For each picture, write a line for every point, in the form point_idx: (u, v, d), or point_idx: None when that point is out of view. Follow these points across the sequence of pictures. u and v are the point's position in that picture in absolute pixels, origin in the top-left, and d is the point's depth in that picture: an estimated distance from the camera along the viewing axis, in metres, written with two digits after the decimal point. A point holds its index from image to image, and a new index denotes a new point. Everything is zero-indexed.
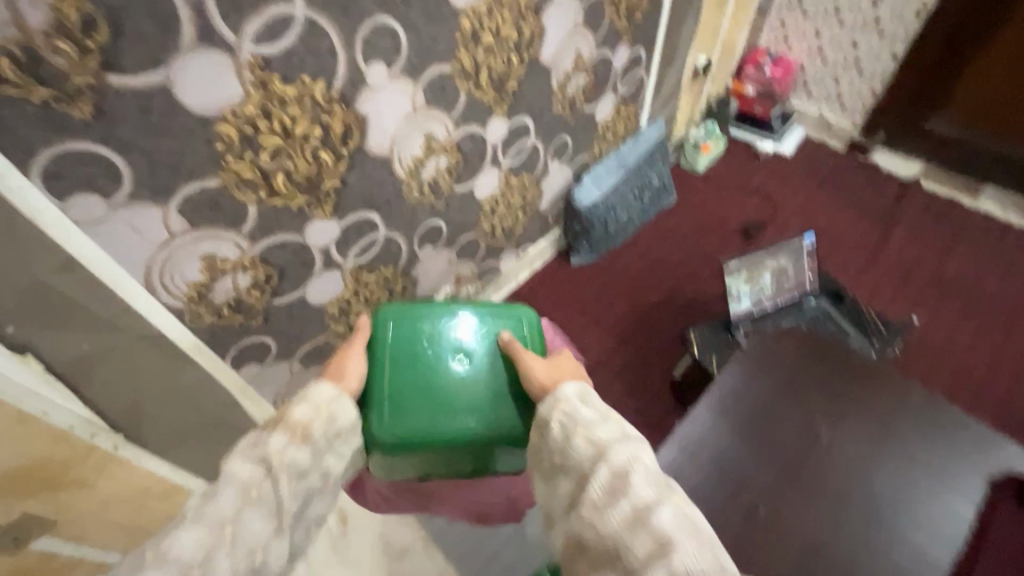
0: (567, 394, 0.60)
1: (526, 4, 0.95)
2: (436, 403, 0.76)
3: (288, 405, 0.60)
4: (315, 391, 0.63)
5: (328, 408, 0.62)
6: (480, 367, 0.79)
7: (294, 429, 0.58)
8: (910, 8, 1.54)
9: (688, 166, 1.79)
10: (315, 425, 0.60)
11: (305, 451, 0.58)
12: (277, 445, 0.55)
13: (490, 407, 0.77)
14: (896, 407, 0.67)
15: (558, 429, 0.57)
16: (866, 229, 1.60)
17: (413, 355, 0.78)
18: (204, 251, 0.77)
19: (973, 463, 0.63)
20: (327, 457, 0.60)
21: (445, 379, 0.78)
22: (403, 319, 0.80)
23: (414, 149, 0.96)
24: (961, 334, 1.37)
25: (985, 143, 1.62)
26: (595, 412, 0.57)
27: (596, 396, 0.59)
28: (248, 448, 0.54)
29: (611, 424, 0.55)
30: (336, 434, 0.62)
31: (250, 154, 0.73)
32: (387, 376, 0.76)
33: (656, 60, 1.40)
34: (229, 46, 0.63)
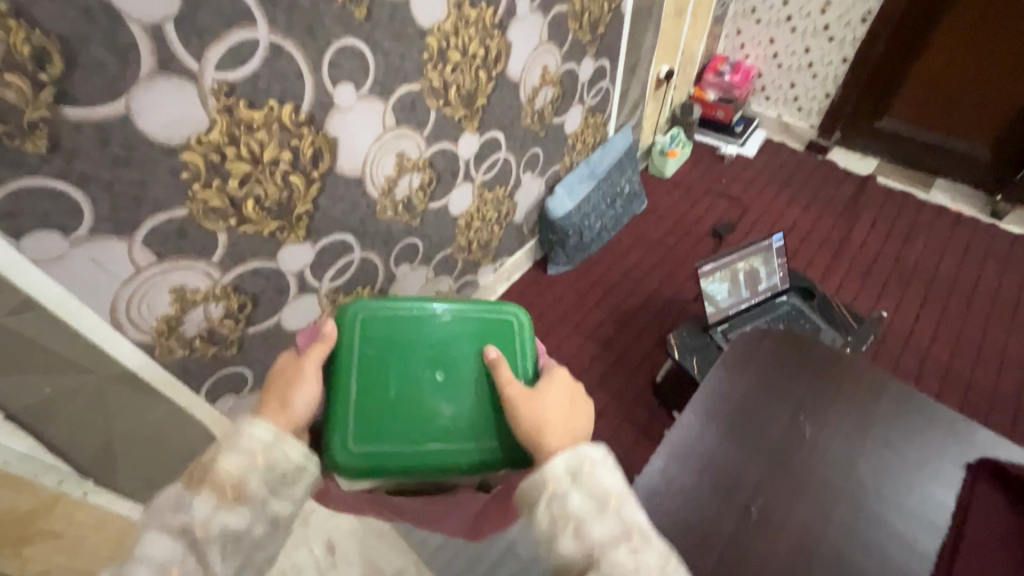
0: (557, 473, 0.50)
1: (491, 21, 0.96)
2: (408, 428, 0.61)
3: (215, 454, 0.49)
4: (247, 432, 0.51)
5: (265, 457, 0.50)
6: (466, 386, 0.64)
7: (222, 487, 0.48)
8: (855, 14, 1.62)
9: (657, 172, 1.83)
10: (249, 479, 0.49)
11: (239, 511, 0.48)
12: (201, 511, 0.47)
13: (475, 436, 0.62)
14: (871, 398, 0.69)
15: (546, 520, 0.49)
16: (828, 226, 1.66)
17: (384, 364, 0.63)
18: (173, 283, 0.74)
19: (947, 447, 0.65)
20: (272, 509, 0.50)
21: (421, 399, 0.63)
22: (373, 324, 0.65)
23: (387, 168, 0.95)
24: (923, 322, 1.43)
25: (933, 138, 1.71)
26: (591, 504, 0.49)
27: (592, 476, 0.50)
28: (169, 513, 0.47)
29: (608, 519, 0.48)
30: (280, 483, 0.51)
31: (218, 181, 0.71)
32: (348, 395, 0.61)
33: (619, 70, 1.43)
34: (192, 73, 0.62)
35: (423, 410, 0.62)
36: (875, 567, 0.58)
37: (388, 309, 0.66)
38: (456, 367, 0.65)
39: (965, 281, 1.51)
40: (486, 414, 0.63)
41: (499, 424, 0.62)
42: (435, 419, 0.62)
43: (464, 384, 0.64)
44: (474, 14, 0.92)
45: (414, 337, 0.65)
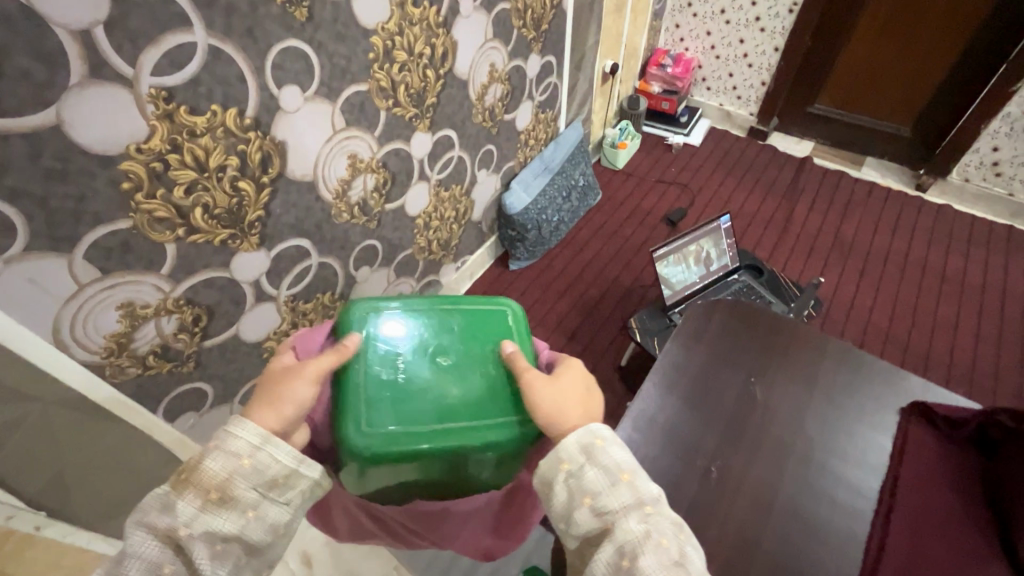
0: (570, 449, 0.53)
1: (435, 20, 0.96)
2: (420, 411, 0.59)
3: (199, 455, 0.49)
4: (232, 432, 0.50)
5: (251, 458, 0.49)
6: (473, 369, 0.62)
7: (207, 489, 0.48)
8: (782, 5, 1.71)
9: (609, 163, 1.89)
10: (236, 481, 0.49)
11: (227, 515, 0.48)
12: (186, 513, 0.47)
13: (488, 414, 0.59)
14: (815, 359, 0.73)
15: (564, 494, 0.52)
16: (772, 206, 1.75)
17: (391, 354, 0.62)
18: (121, 299, 0.71)
19: (883, 396, 0.70)
20: (264, 512, 0.50)
21: (430, 384, 0.61)
22: (378, 316, 0.64)
23: (340, 170, 0.94)
24: (863, 289, 1.52)
25: (860, 120, 1.82)
26: (603, 476, 0.52)
27: (604, 449, 0.53)
28: (156, 514, 0.47)
29: (622, 493, 0.51)
30: (269, 485, 0.50)
31: (162, 191, 0.69)
32: (354, 382, 0.59)
33: (566, 65, 1.46)
34: (127, 79, 0.60)
35: (433, 395, 0.60)
36: (824, 510, 0.61)
37: (391, 304, 0.66)
38: (461, 353, 0.64)
39: (895, 251, 1.62)
40: (495, 394, 0.61)
41: (511, 404, 0.60)
42: (445, 400, 0.60)
43: (472, 369, 0.62)
44: (417, 13, 0.92)
45: (417, 328, 0.64)
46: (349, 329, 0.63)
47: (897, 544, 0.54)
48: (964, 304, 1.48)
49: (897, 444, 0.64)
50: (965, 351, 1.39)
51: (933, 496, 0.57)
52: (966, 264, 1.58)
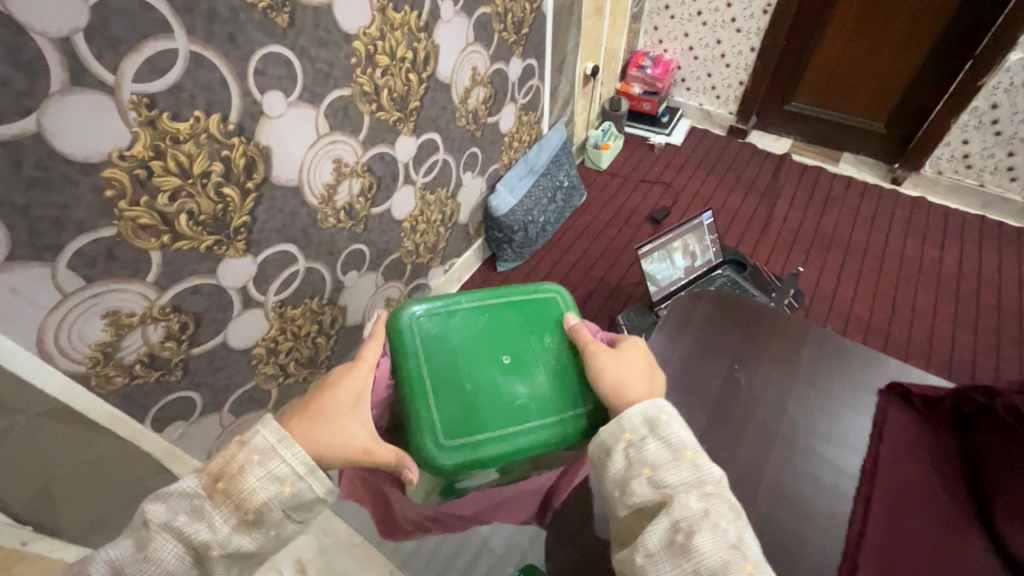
0: (635, 420, 0.55)
1: (417, 24, 0.97)
2: (494, 416, 0.60)
3: (242, 470, 0.49)
4: (281, 454, 0.50)
5: (292, 487, 0.50)
6: (536, 366, 0.63)
7: (245, 510, 0.49)
8: (756, 7, 1.74)
9: (593, 164, 1.91)
10: (272, 507, 0.49)
11: (253, 534, 0.50)
12: (219, 530, 0.48)
13: (558, 411, 0.61)
14: (795, 346, 0.75)
15: (622, 463, 0.54)
16: (753, 203, 1.78)
17: (453, 357, 0.61)
18: (106, 308, 0.71)
19: (863, 379, 0.71)
20: (286, 531, 0.52)
21: (497, 386, 0.61)
22: (432, 321, 0.63)
23: (325, 175, 0.94)
24: (843, 282, 1.55)
25: (836, 116, 1.86)
26: (666, 451, 0.53)
27: (670, 426, 0.55)
28: (186, 520, 0.48)
29: (683, 468, 0.52)
30: (295, 510, 0.51)
31: (146, 198, 0.69)
32: (425, 394, 0.59)
33: (547, 68, 1.48)
34: (108, 86, 0.60)
35: (502, 397, 0.61)
36: (810, 492, 0.62)
37: (442, 306, 0.64)
38: (522, 350, 0.64)
39: (874, 243, 1.65)
40: (561, 389, 0.63)
41: (577, 397, 0.63)
42: (517, 401, 0.61)
43: (535, 366, 0.63)
44: (398, 18, 0.93)
45: (474, 328, 0.64)
46: (404, 338, 0.61)
47: (875, 515, 0.56)
48: (940, 293, 1.52)
49: (875, 422, 0.66)
50: (943, 338, 1.43)
51: (905, 481, 0.57)
52: (941, 254, 1.62)
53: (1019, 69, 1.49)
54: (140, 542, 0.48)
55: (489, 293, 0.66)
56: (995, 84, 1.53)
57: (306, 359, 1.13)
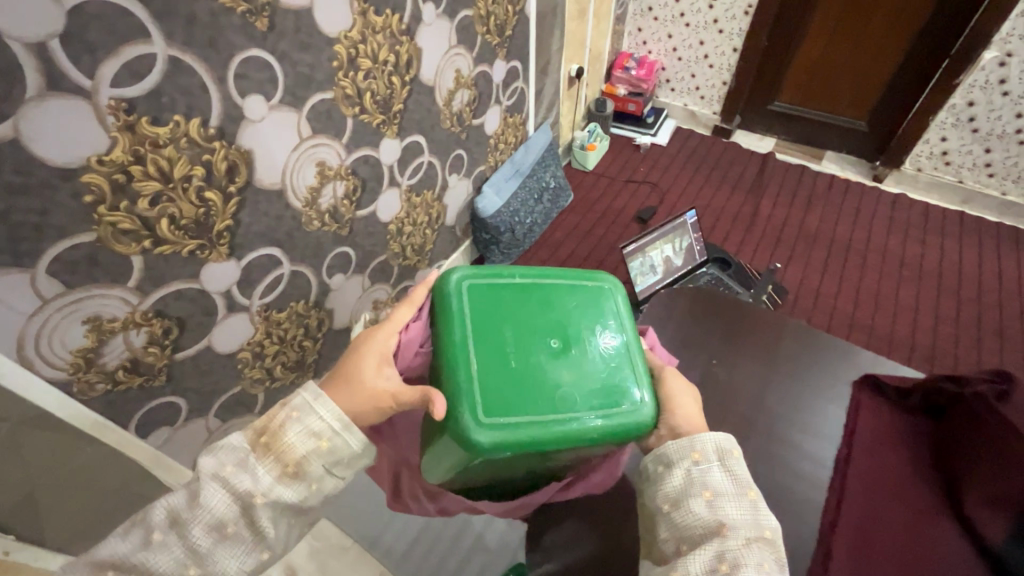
0: (707, 446, 0.57)
1: (398, 28, 0.98)
2: (535, 399, 0.54)
3: (283, 425, 0.54)
4: (316, 411, 0.55)
5: (329, 441, 0.55)
6: (585, 354, 0.58)
7: (285, 462, 0.53)
8: (738, 8, 1.76)
9: (580, 165, 1.92)
10: (311, 459, 0.54)
11: (294, 486, 0.54)
12: (262, 480, 0.53)
13: (604, 405, 0.56)
14: (774, 336, 0.77)
15: (682, 480, 0.56)
16: (738, 201, 1.80)
17: (499, 331, 0.57)
18: (88, 313, 0.71)
19: (838, 372, 0.73)
20: (325, 486, 0.56)
21: (541, 368, 0.56)
22: (481, 292, 0.59)
23: (309, 178, 0.94)
24: (827, 279, 1.57)
25: (819, 116, 1.89)
26: (731, 483, 0.56)
27: (739, 462, 0.57)
28: (232, 471, 0.53)
29: (744, 506, 0.54)
30: (335, 464, 0.56)
31: (126, 203, 0.69)
32: (465, 366, 0.54)
33: (531, 70, 1.49)
34: (86, 91, 0.60)
35: (545, 381, 0.55)
36: (786, 481, 0.63)
37: (494, 278, 0.60)
38: (573, 336, 0.59)
39: (858, 239, 1.67)
40: (608, 380, 0.57)
41: (626, 391, 0.57)
42: (560, 387, 0.55)
43: (583, 354, 0.58)
44: (380, 21, 0.93)
45: (524, 305, 0.59)
46: (452, 302, 0.57)
47: (852, 500, 0.57)
48: (923, 287, 1.54)
49: (850, 411, 0.67)
50: (925, 333, 1.44)
51: (878, 468, 0.59)
52: (923, 250, 1.64)
53: (993, 68, 1.52)
54: (192, 494, 0.52)
55: (543, 273, 0.62)
56: (971, 82, 1.57)
57: (293, 363, 1.13)
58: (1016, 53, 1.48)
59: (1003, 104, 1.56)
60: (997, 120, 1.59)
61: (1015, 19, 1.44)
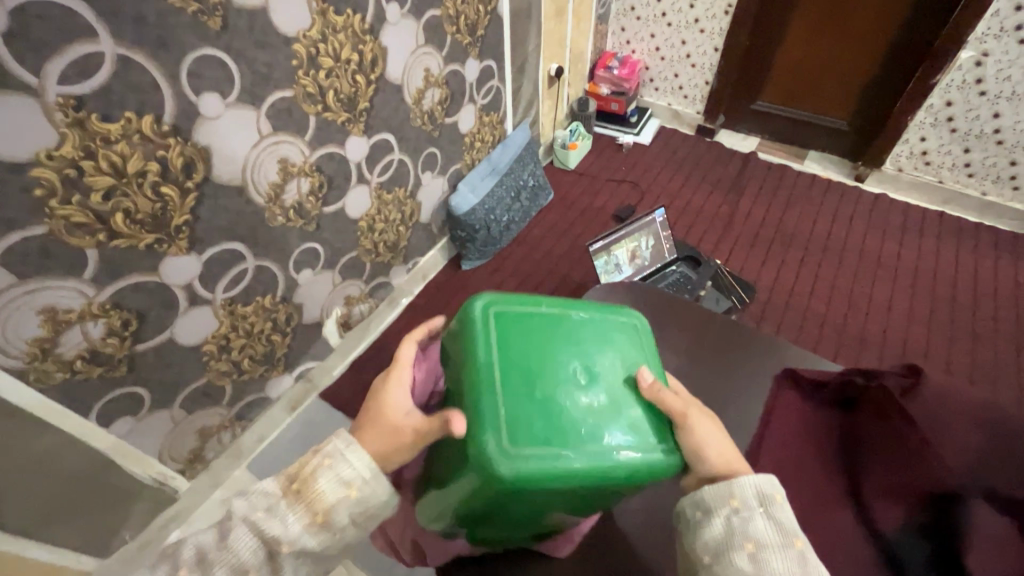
0: (746, 490, 0.52)
1: (361, 27, 0.99)
2: (564, 430, 0.49)
3: (314, 471, 0.51)
4: (347, 459, 0.52)
5: (357, 490, 0.51)
6: (614, 387, 0.53)
7: (313, 510, 0.50)
8: (718, 7, 1.76)
9: (562, 164, 1.94)
10: (338, 508, 0.51)
11: (321, 536, 0.51)
12: (290, 527, 0.50)
13: (635, 442, 0.51)
14: (700, 332, 0.82)
15: (722, 529, 0.52)
16: (717, 201, 1.80)
17: (527, 356, 0.52)
18: (42, 305, 0.73)
19: (754, 364, 0.77)
20: (349, 537, 0.52)
21: (571, 397, 0.51)
22: (509, 316, 0.54)
23: (270, 174, 0.96)
24: (800, 279, 1.57)
25: (800, 115, 1.88)
26: (776, 532, 0.51)
27: (784, 509, 0.51)
28: (263, 516, 0.51)
29: (792, 559, 0.49)
30: (361, 514, 0.52)
31: (78, 197, 0.71)
32: (491, 387, 0.49)
33: (507, 69, 1.51)
34: (32, 89, 0.62)
35: (576, 411, 0.50)
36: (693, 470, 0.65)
37: (521, 303, 0.56)
38: (605, 366, 0.55)
39: (834, 239, 1.67)
40: (640, 416, 0.53)
41: (655, 430, 0.53)
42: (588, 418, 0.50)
43: (613, 385, 0.54)
44: (341, 21, 0.95)
45: (555, 328, 0.55)
46: (479, 319, 0.53)
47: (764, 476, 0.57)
48: (897, 287, 1.54)
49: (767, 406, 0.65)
50: (896, 332, 1.45)
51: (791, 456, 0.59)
52: (900, 249, 1.64)
53: (970, 67, 1.51)
54: None
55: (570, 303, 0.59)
56: (948, 81, 1.56)
57: (261, 356, 1.15)
58: (992, 53, 1.47)
59: (981, 103, 1.55)
60: (976, 119, 1.58)
61: (990, 18, 1.43)
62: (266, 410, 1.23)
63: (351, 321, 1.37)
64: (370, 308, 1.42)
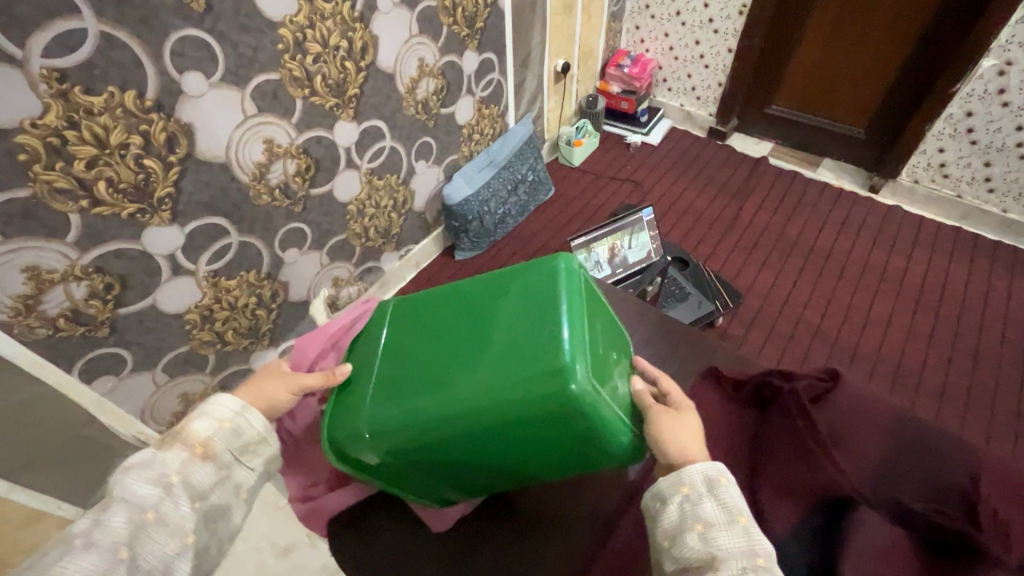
0: (694, 477, 0.53)
1: (350, 15, 1.02)
2: (609, 389, 0.58)
3: (187, 419, 0.58)
4: (214, 404, 0.60)
5: (231, 423, 0.59)
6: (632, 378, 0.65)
7: (192, 445, 0.56)
8: (732, 7, 1.72)
9: (566, 161, 1.94)
10: (216, 440, 0.58)
11: (206, 468, 0.56)
12: (174, 461, 0.55)
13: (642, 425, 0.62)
14: None
15: (675, 516, 0.52)
16: (720, 205, 1.77)
17: (595, 324, 0.63)
18: (25, 263, 0.78)
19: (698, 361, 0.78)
20: (234, 473, 0.58)
21: (614, 368, 0.62)
22: (586, 289, 0.66)
23: (255, 154, 1.00)
24: (799, 286, 1.53)
25: (815, 121, 1.83)
26: (723, 512, 0.51)
27: (730, 490, 0.52)
28: (142, 464, 0.54)
29: (738, 534, 0.49)
30: (241, 449, 0.59)
31: (61, 164, 0.76)
32: (578, 329, 0.59)
33: (509, 63, 1.52)
34: (16, 60, 0.67)
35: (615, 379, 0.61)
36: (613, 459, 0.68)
37: (591, 288, 0.69)
38: (628, 362, 0.67)
39: (838, 248, 1.63)
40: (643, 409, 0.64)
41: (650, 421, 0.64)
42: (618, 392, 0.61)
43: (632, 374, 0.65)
44: (329, 8, 0.97)
45: (607, 319, 0.68)
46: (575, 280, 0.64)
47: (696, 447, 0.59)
48: (899, 303, 1.49)
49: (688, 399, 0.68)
50: (893, 348, 1.40)
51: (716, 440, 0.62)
52: (907, 264, 1.57)
53: (993, 76, 1.44)
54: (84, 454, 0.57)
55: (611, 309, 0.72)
56: (969, 91, 1.49)
57: (245, 330, 1.19)
58: (1016, 61, 1.39)
59: (1003, 114, 1.47)
60: (997, 132, 1.50)
61: (1015, 24, 1.35)
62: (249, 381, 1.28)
63: (339, 303, 1.41)
64: (359, 292, 1.46)
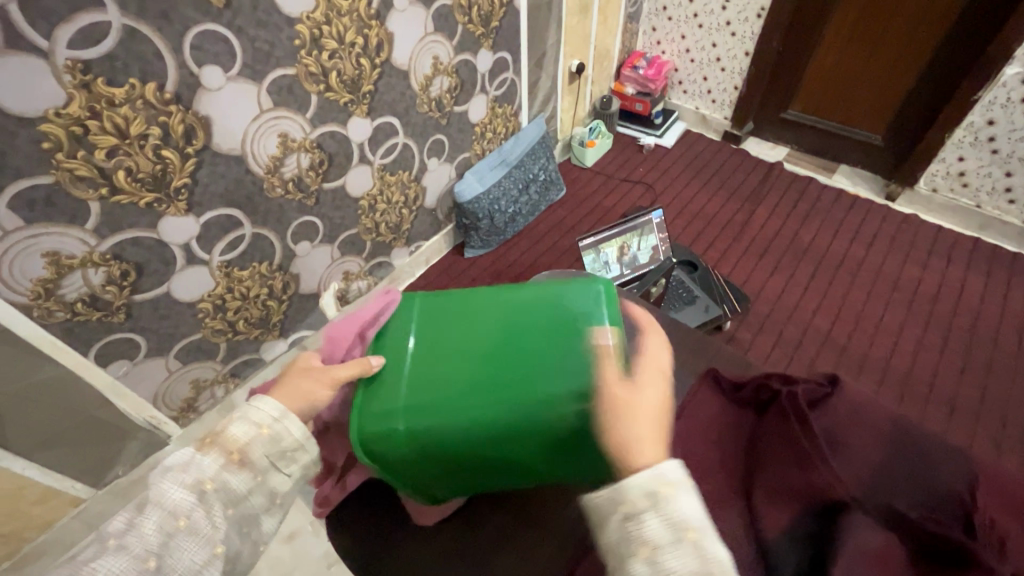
0: (634, 492, 0.47)
1: (366, 12, 1.03)
2: None
3: (225, 421, 0.57)
4: (254, 407, 0.58)
5: (269, 428, 0.57)
6: None
7: (229, 450, 0.55)
8: (751, 10, 1.70)
9: (579, 161, 1.94)
10: (253, 447, 0.56)
11: (241, 475, 0.54)
12: (208, 467, 0.53)
13: None
14: None
15: (619, 539, 0.46)
16: (732, 209, 1.76)
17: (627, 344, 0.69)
18: (46, 248, 0.81)
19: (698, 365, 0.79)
20: (270, 480, 0.56)
21: None
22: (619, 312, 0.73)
23: (270, 147, 1.02)
24: (809, 293, 1.52)
25: (832, 126, 1.81)
26: (666, 529, 0.45)
27: (672, 501, 0.46)
28: (178, 469, 0.52)
29: (686, 552, 0.44)
30: (278, 456, 0.57)
31: (82, 153, 0.78)
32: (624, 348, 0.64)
33: (523, 63, 1.52)
34: (42, 51, 0.70)
35: None
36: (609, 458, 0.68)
37: None
38: None
39: (851, 255, 1.61)
40: None
41: None
42: None
43: None
44: (346, 5, 0.99)
45: None
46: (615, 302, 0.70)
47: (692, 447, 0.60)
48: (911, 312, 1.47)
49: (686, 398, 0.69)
50: (903, 358, 1.38)
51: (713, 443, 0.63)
52: (921, 274, 1.55)
53: (1016, 84, 1.40)
54: None
55: None
56: (990, 99, 1.45)
57: (257, 320, 1.22)
58: None
59: None
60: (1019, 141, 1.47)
61: None
62: (259, 371, 1.30)
63: (349, 296, 1.43)
64: (369, 286, 1.48)
